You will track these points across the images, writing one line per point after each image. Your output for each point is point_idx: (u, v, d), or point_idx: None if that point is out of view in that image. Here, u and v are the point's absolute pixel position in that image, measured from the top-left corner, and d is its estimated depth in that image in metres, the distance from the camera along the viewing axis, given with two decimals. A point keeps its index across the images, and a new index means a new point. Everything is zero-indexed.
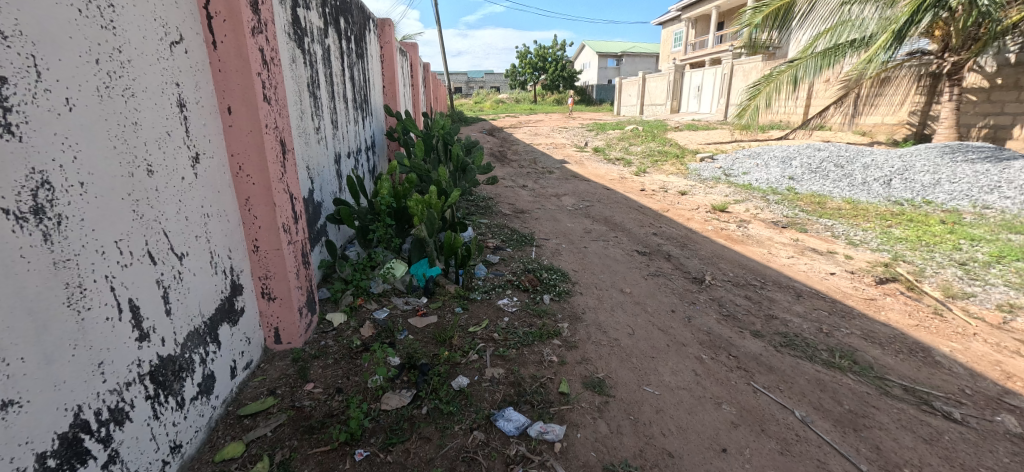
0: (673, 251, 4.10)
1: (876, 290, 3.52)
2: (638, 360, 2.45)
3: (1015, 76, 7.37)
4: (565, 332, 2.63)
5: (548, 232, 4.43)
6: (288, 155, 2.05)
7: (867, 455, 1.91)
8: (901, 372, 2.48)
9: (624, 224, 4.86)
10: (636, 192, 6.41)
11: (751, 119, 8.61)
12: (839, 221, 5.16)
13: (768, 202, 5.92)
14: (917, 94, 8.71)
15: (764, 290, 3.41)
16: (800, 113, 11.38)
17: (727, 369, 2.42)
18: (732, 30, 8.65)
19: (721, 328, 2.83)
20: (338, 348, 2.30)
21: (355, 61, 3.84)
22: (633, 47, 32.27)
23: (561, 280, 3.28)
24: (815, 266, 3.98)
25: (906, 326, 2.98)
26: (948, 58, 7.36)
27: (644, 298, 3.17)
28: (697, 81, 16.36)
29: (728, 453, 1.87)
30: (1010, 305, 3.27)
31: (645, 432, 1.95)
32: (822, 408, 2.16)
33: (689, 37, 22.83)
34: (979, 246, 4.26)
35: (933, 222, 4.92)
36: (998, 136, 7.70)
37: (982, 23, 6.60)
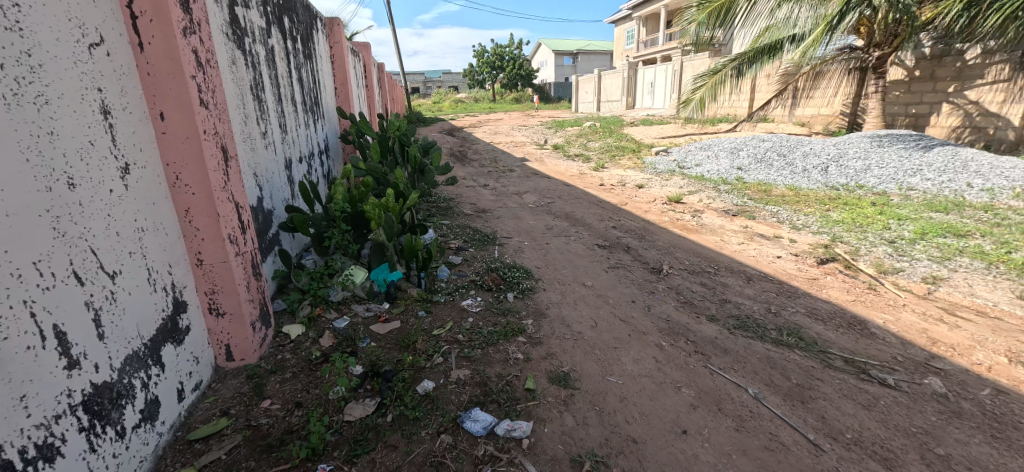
0: (632, 243, 4.21)
1: (818, 270, 3.75)
2: (601, 351, 2.49)
3: (930, 69, 8.04)
4: (529, 329, 2.64)
5: (510, 231, 4.43)
6: (231, 162, 1.95)
7: (813, 425, 2.03)
8: (842, 345, 2.65)
9: (584, 218, 4.94)
10: (595, 187, 6.54)
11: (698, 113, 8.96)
12: (784, 207, 5.45)
13: (719, 192, 6.18)
14: (848, 87, 9.36)
15: (718, 276, 3.56)
16: (745, 106, 11.95)
17: (685, 353, 2.51)
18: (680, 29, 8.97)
19: (679, 314, 2.93)
20: (296, 361, 2.22)
21: (302, 62, 3.70)
22: (587, 46, 32.75)
23: (524, 277, 3.29)
24: (764, 250, 4.19)
25: (845, 302, 3.19)
26: (872, 53, 7.90)
27: (605, 291, 3.23)
28: (649, 78, 16.80)
29: (688, 435, 1.94)
30: (933, 277, 3.57)
31: (609, 421, 1.99)
32: (772, 383, 2.28)
33: (640, 35, 23.45)
34: (906, 225, 4.62)
35: (865, 205, 5.29)
36: (919, 124, 8.37)
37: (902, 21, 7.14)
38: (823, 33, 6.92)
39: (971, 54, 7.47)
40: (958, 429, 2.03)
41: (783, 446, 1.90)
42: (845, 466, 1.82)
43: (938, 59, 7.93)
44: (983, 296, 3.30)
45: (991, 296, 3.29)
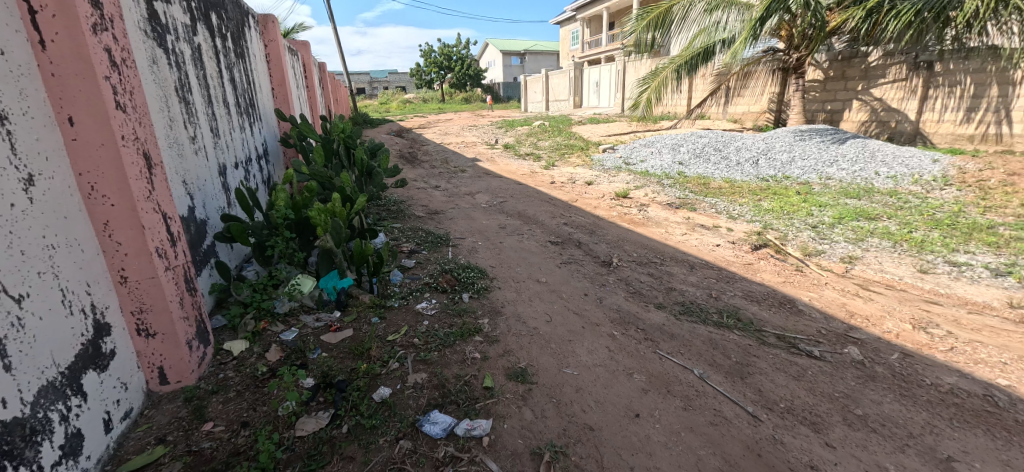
0: (583, 238, 4.32)
1: (753, 256, 4.00)
2: (556, 345, 2.55)
3: (841, 69, 8.79)
4: (486, 327, 2.65)
5: (463, 231, 4.42)
6: (155, 170, 1.82)
7: (751, 398, 2.17)
8: (775, 323, 2.86)
9: (536, 216, 5.00)
10: (546, 186, 6.63)
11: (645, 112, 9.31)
12: (722, 199, 5.77)
13: (663, 186, 6.45)
14: (773, 86, 10.04)
15: (664, 266, 3.73)
16: (684, 105, 12.54)
17: (636, 341, 2.61)
18: (620, 31, 9.26)
19: (629, 304, 3.04)
20: (240, 379, 2.10)
21: (234, 61, 3.50)
22: (535, 46, 33.07)
23: (479, 277, 3.30)
24: (704, 239, 4.42)
25: (776, 283, 3.44)
26: (792, 55, 8.53)
27: (558, 286, 3.30)
28: (595, 78, 17.22)
29: (640, 418, 2.02)
30: (850, 257, 3.91)
31: (566, 412, 2.04)
32: (715, 363, 2.42)
33: (585, 36, 23.96)
34: (826, 211, 5.03)
35: (791, 194, 5.71)
36: (835, 119, 9.10)
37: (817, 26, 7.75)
38: (748, 37, 7.41)
39: (874, 57, 8.26)
40: (873, 390, 2.25)
41: (726, 420, 2.03)
42: (781, 433, 1.97)
43: (847, 60, 8.69)
44: (891, 271, 3.66)
45: (896, 271, 3.66)
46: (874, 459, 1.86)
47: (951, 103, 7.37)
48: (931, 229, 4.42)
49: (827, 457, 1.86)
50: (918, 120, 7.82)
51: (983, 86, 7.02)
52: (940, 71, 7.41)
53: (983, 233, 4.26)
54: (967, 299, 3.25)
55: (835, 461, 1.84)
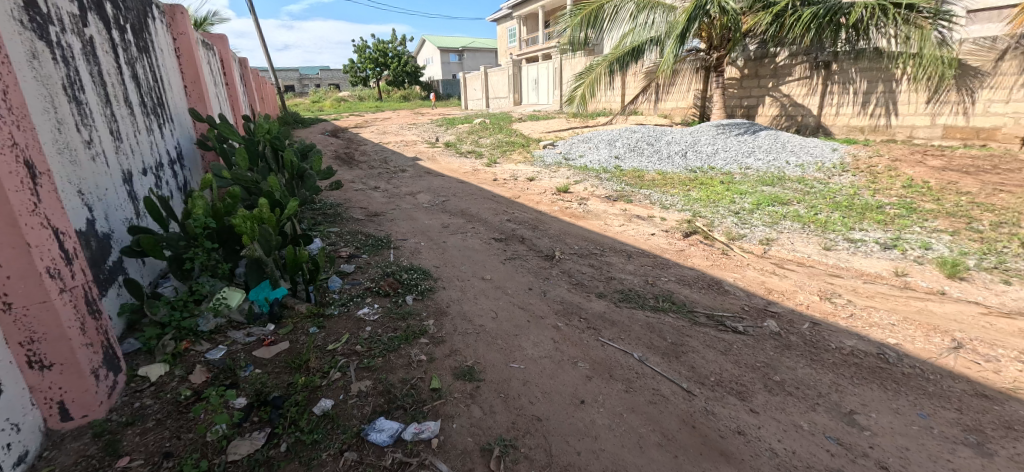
0: (526, 234, 4.37)
1: (684, 242, 4.24)
2: (502, 340, 2.56)
3: (754, 68, 9.50)
4: (431, 329, 2.62)
5: (404, 232, 4.32)
6: (41, 179, 1.62)
7: (685, 375, 2.31)
8: (704, 303, 3.05)
9: (479, 214, 4.99)
10: (488, 183, 6.64)
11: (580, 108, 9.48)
12: (656, 190, 6.06)
13: (601, 180, 6.66)
14: (698, 83, 10.65)
15: (604, 256, 3.86)
16: (617, 101, 12.99)
17: (579, 331, 2.68)
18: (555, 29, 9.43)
19: (572, 296, 3.12)
20: (161, 406, 1.93)
21: (136, 57, 3.20)
22: (473, 43, 32.87)
23: (423, 278, 3.25)
24: (640, 229, 4.62)
25: (705, 267, 3.68)
26: (712, 54, 9.05)
27: (503, 282, 3.32)
28: (533, 75, 17.40)
29: (585, 404, 2.09)
30: (768, 239, 4.25)
31: (514, 405, 2.06)
32: (652, 345, 2.54)
33: (522, 34, 24.14)
34: (746, 198, 5.42)
35: (716, 184, 6.10)
36: (751, 114, 9.81)
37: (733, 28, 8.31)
38: (676, 40, 7.82)
39: (781, 57, 8.99)
40: (790, 358, 2.46)
41: (663, 398, 2.14)
42: (711, 404, 2.11)
43: (759, 60, 9.38)
44: (801, 250, 4.02)
45: (806, 250, 4.02)
46: (791, 419, 2.04)
47: (846, 99, 8.21)
48: (832, 210, 4.91)
49: (751, 421, 2.02)
50: (820, 113, 8.63)
51: (873, 83, 7.86)
52: (836, 70, 8.23)
53: (873, 212, 4.79)
54: (863, 271, 3.64)
55: (758, 425, 2.00)
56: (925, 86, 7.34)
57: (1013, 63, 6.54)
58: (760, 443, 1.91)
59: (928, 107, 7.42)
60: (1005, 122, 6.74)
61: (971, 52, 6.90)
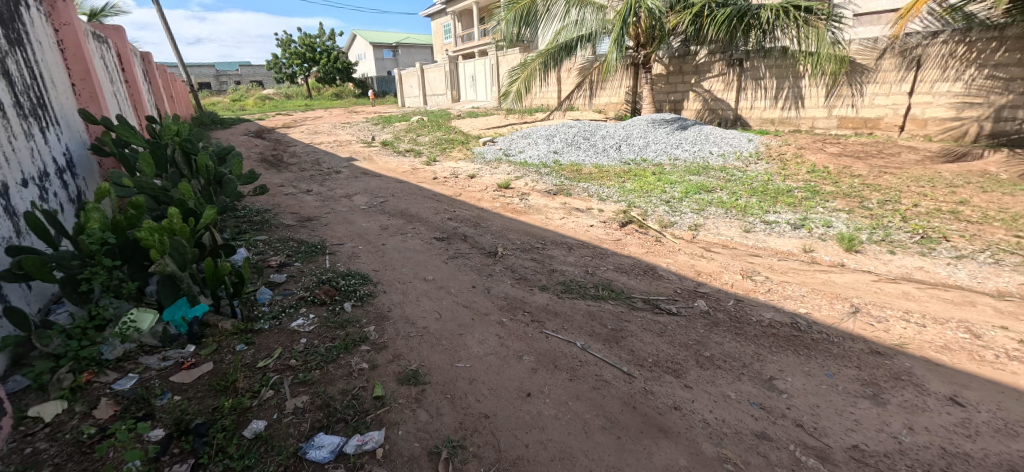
0: (467, 231, 4.33)
1: (621, 232, 4.38)
2: (447, 341, 2.52)
3: (678, 65, 10.01)
4: (372, 335, 2.52)
5: (340, 237, 4.13)
6: None
7: (626, 358, 2.39)
8: (641, 289, 3.18)
9: (419, 214, 4.88)
10: (428, 181, 6.51)
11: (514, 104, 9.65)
12: (593, 183, 6.22)
13: (541, 175, 6.73)
14: (628, 79, 11.06)
15: (545, 250, 3.91)
16: (553, 96, 13.20)
17: (524, 324, 2.70)
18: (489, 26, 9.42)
19: (515, 290, 3.13)
20: (59, 448, 1.71)
21: (5, 50, 2.79)
22: (406, 39, 32.10)
23: (362, 283, 3.12)
24: (579, 221, 4.72)
25: (640, 254, 3.83)
26: (640, 52, 9.43)
27: (446, 281, 3.26)
28: (470, 71, 17.29)
29: (532, 396, 2.10)
30: (696, 225, 4.50)
31: (461, 405, 2.03)
32: (594, 333, 2.61)
33: (457, 30, 23.87)
34: (676, 187, 5.70)
35: (648, 175, 6.38)
36: (677, 108, 10.33)
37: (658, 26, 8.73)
38: (616, 40, 8.07)
39: (701, 55, 9.55)
40: (719, 335, 2.62)
41: (606, 382, 2.20)
42: (650, 384, 2.20)
43: (682, 57, 9.87)
44: (725, 233, 4.30)
45: (729, 233, 4.30)
46: (721, 391, 2.17)
47: (760, 92, 8.87)
48: (750, 196, 5.28)
49: (686, 396, 2.13)
50: (737, 107, 9.27)
51: (781, 77, 8.55)
52: (748, 67, 8.89)
53: (784, 196, 5.22)
54: (778, 249, 3.96)
55: (692, 399, 2.11)
56: (824, 81, 8.08)
57: (893, 61, 7.37)
58: (694, 415, 2.02)
59: (826, 100, 8.18)
60: (886, 113, 7.61)
61: (858, 51, 7.69)
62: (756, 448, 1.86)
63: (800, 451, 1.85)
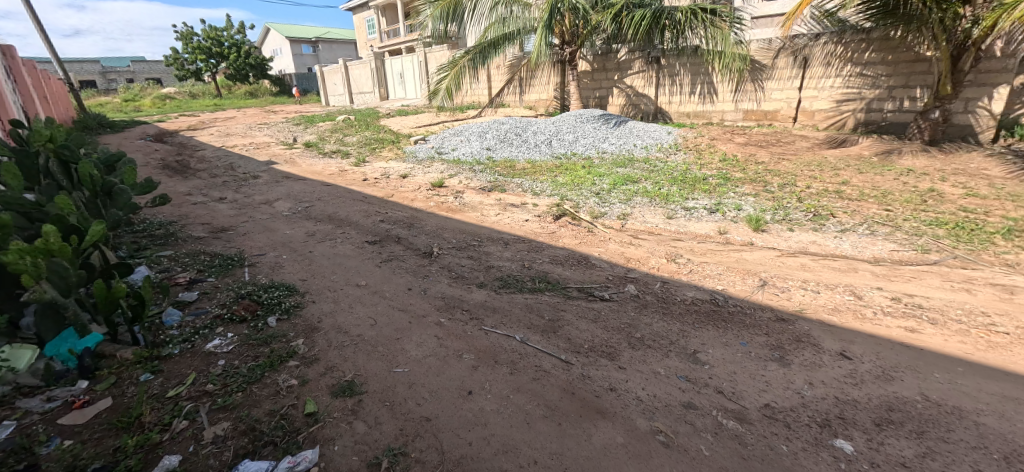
0: (401, 233, 4.19)
1: (555, 225, 4.45)
2: (383, 347, 2.43)
3: (600, 62, 10.35)
4: (301, 348, 2.37)
5: (261, 246, 3.85)
6: None
7: (563, 347, 2.44)
8: (576, 279, 3.25)
9: (349, 217, 4.66)
10: (358, 183, 6.24)
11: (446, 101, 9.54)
12: (527, 178, 6.28)
13: (474, 173, 6.68)
14: (555, 76, 11.29)
15: (482, 247, 3.88)
16: (484, 93, 13.15)
17: (463, 323, 2.66)
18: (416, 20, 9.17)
19: (452, 289, 3.08)
20: None
21: None
22: (327, 33, 30.53)
23: (287, 295, 2.92)
24: (514, 217, 4.74)
25: (574, 245, 3.92)
26: (566, 49, 9.65)
27: (380, 286, 3.14)
28: (397, 68, 16.81)
29: (473, 393, 2.08)
30: (624, 214, 4.69)
31: (400, 411, 1.96)
32: (532, 325, 2.63)
33: (381, 26, 23.09)
34: (605, 179, 5.90)
35: (579, 168, 6.56)
36: (603, 104, 10.68)
37: (583, 24, 8.97)
38: (544, 32, 8.11)
39: (622, 53, 9.94)
40: (649, 316, 2.75)
41: (546, 372, 2.23)
42: (587, 369, 2.26)
43: (605, 55, 10.20)
44: (651, 221, 4.52)
45: (654, 220, 4.52)
46: (652, 368, 2.28)
47: (677, 88, 9.42)
48: (672, 184, 5.60)
49: (621, 377, 2.21)
50: (658, 101, 9.78)
51: (695, 73, 9.13)
52: (665, 64, 9.41)
53: (701, 183, 5.58)
54: (697, 233, 4.23)
55: (626, 379, 2.20)
56: (730, 77, 8.72)
57: (786, 60, 8.10)
58: (629, 394, 2.10)
59: (733, 95, 8.85)
60: (782, 106, 8.38)
61: (757, 51, 8.36)
62: (683, 417, 1.97)
63: (722, 416, 1.99)
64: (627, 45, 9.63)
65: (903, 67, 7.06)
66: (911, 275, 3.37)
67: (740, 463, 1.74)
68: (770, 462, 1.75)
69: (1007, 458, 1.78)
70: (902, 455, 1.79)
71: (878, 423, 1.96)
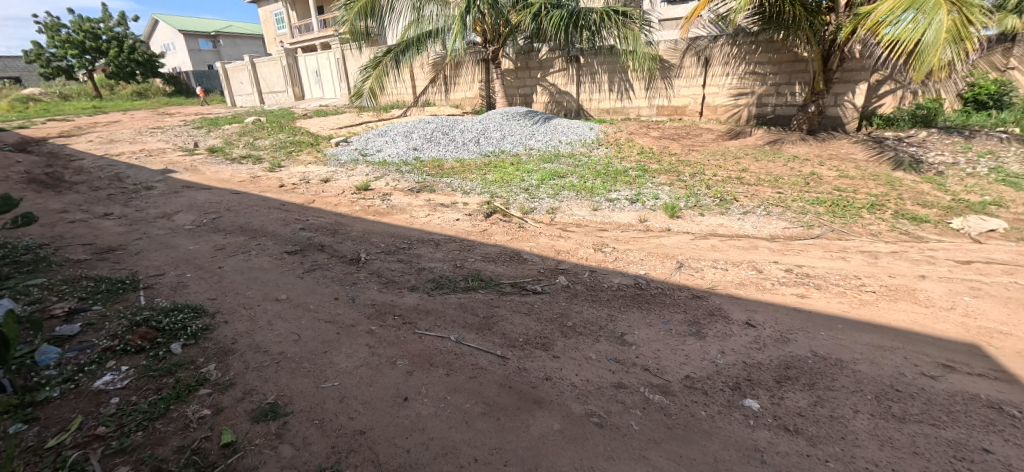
0: (323, 240, 3.97)
1: (486, 223, 4.44)
2: (309, 362, 2.28)
3: (522, 61, 10.48)
4: (213, 374, 2.17)
5: (160, 265, 3.46)
6: None
7: (499, 342, 2.44)
8: (508, 275, 3.26)
9: (264, 227, 4.33)
10: (274, 190, 5.82)
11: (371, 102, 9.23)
12: (456, 178, 6.21)
13: (402, 174, 6.49)
14: (478, 75, 11.26)
15: (412, 249, 3.78)
16: (410, 93, 12.70)
17: (395, 328, 2.57)
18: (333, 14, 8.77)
19: (382, 295, 2.97)
20: None
21: None
22: (229, 26, 28.11)
23: (194, 317, 2.65)
24: (445, 217, 4.67)
25: (506, 241, 3.94)
26: (488, 48, 9.66)
27: (303, 298, 2.95)
28: (312, 65, 15.92)
29: (409, 399, 2.02)
30: (553, 208, 4.79)
31: (330, 428, 1.86)
32: (466, 324, 2.61)
33: (291, 20, 21.72)
34: (533, 175, 5.99)
35: (508, 165, 6.60)
36: (527, 101, 10.82)
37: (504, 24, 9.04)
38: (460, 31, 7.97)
39: (543, 52, 10.11)
40: (581, 305, 2.83)
41: (483, 369, 2.22)
42: (523, 362, 2.28)
43: (526, 54, 10.33)
44: (578, 213, 4.66)
45: (581, 213, 4.67)
46: (584, 354, 2.35)
47: (596, 86, 9.79)
48: (596, 178, 5.81)
49: (555, 366, 2.25)
50: (579, 99, 10.09)
51: (612, 71, 9.52)
52: (584, 63, 9.73)
53: (623, 176, 5.84)
54: (621, 223, 4.41)
55: (560, 367, 2.25)
56: (644, 76, 9.21)
57: (691, 60, 8.71)
58: (563, 381, 2.15)
59: (647, 92, 9.36)
60: (689, 102, 9.01)
61: (666, 52, 8.89)
62: (615, 397, 2.06)
63: (649, 391, 2.10)
64: (548, 44, 9.84)
65: (786, 66, 7.85)
66: (799, 249, 3.78)
67: (666, 433, 1.85)
68: (692, 428, 1.88)
69: (879, 397, 2.06)
70: (799, 407, 2.01)
71: (779, 380, 2.17)
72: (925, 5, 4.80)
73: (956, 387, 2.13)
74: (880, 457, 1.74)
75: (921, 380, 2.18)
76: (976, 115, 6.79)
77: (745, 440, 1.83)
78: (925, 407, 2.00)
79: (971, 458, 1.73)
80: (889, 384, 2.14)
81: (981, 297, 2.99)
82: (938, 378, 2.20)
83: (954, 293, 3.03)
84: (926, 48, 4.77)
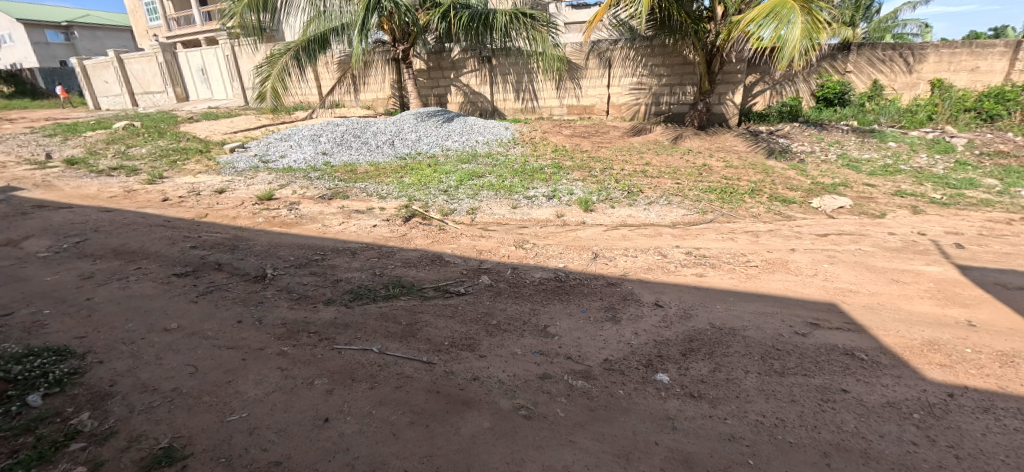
0: (220, 258, 3.56)
1: (405, 227, 4.27)
2: (211, 395, 2.01)
3: (434, 61, 10.27)
4: (88, 425, 1.83)
5: (7, 304, 2.87)
6: None
7: (423, 348, 2.34)
8: (430, 278, 3.16)
9: (146, 248, 3.79)
10: (155, 205, 5.12)
11: (275, 103, 8.59)
12: (370, 182, 5.93)
13: (310, 180, 6.06)
14: (389, 75, 10.86)
15: (325, 260, 3.52)
16: (315, 94, 11.92)
17: (310, 346, 2.37)
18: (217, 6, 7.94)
19: (294, 313, 2.72)
20: None
21: None
22: (87, 17, 24.36)
23: (59, 361, 2.23)
24: (360, 224, 4.41)
25: (427, 246, 3.82)
26: (397, 47, 9.33)
27: (200, 325, 2.61)
28: (197, 63, 14.32)
29: (329, 420, 1.86)
30: (473, 208, 4.74)
31: (239, 464, 1.65)
32: (389, 333, 2.47)
33: (167, 11, 19.37)
34: (451, 177, 5.89)
35: (425, 167, 6.43)
36: (442, 102, 10.63)
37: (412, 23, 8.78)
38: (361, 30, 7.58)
39: (455, 52, 9.98)
40: (505, 303, 2.80)
41: (409, 378, 2.11)
42: (450, 366, 2.20)
43: (438, 54, 10.14)
44: (498, 212, 4.65)
45: (501, 211, 4.67)
46: (509, 350, 2.33)
47: (509, 86, 9.90)
48: (513, 176, 5.85)
49: (481, 365, 2.21)
50: (493, 99, 10.13)
51: (523, 71, 9.66)
52: (496, 64, 9.78)
53: (539, 173, 5.94)
54: (540, 219, 4.47)
55: (486, 366, 2.21)
56: (553, 76, 9.45)
57: (595, 62, 9.12)
58: (490, 379, 2.11)
59: (557, 92, 9.63)
60: (597, 101, 9.41)
61: (572, 53, 9.20)
62: (540, 388, 2.06)
63: (571, 378, 2.13)
64: (459, 44, 9.73)
65: (677, 69, 8.49)
66: (697, 233, 4.09)
67: (589, 416, 1.89)
68: (612, 407, 1.94)
69: (764, 357, 2.27)
70: (702, 374, 2.16)
71: (684, 353, 2.32)
72: (780, 14, 5.42)
73: (821, 341, 2.42)
74: (767, 408, 1.93)
75: (794, 338, 2.44)
76: (827, 110, 7.79)
77: (658, 410, 1.92)
78: (798, 360, 2.25)
79: (834, 398, 1.98)
80: (770, 344, 2.37)
81: (836, 263, 3.44)
82: (807, 334, 2.49)
83: (816, 261, 3.46)
84: (786, 44, 5.39)
